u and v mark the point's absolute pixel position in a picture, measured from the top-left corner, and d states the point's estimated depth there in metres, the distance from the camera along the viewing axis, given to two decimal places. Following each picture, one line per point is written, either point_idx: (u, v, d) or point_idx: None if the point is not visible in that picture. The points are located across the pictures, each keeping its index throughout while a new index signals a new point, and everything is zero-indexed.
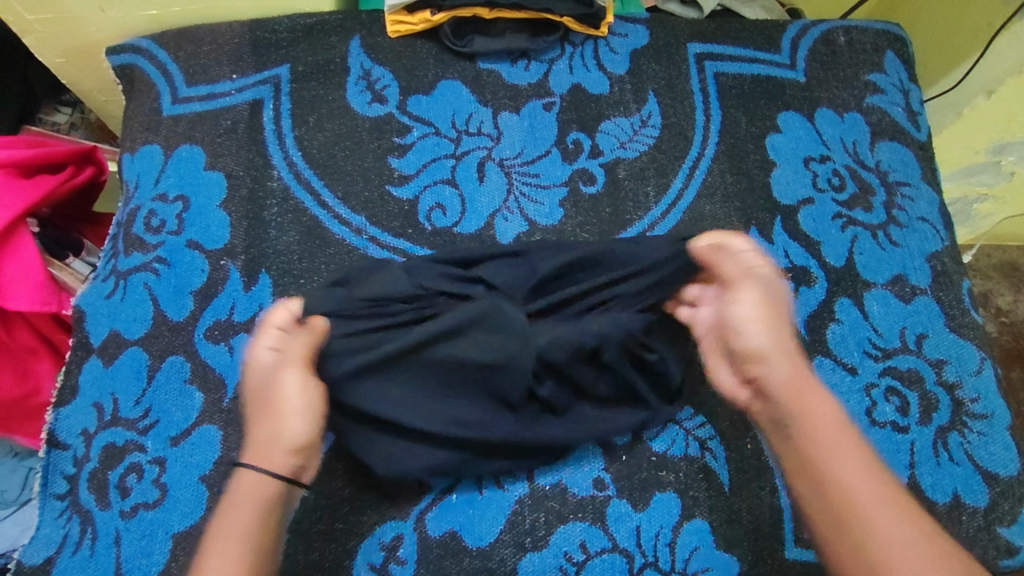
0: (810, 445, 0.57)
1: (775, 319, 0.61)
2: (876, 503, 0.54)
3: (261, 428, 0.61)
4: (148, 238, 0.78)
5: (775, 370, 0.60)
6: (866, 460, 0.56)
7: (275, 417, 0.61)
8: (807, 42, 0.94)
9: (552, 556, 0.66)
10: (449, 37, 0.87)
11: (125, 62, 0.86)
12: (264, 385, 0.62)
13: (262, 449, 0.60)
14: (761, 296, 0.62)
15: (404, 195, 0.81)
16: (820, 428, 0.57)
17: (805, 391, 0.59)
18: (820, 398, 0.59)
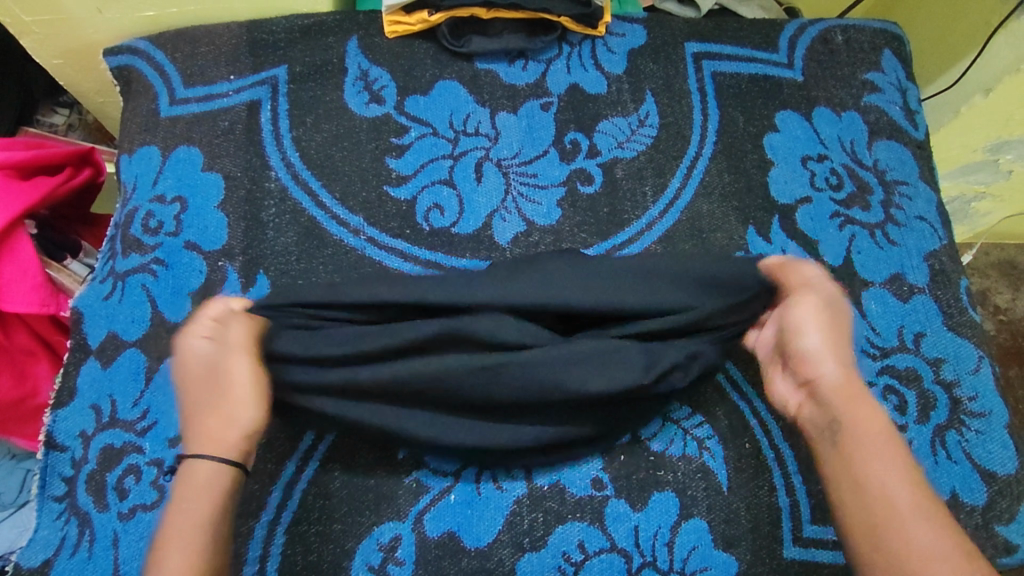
0: (853, 444, 0.59)
1: (833, 330, 0.63)
2: (912, 503, 0.55)
3: (210, 417, 0.60)
4: (145, 239, 0.77)
5: (830, 375, 0.62)
6: (908, 465, 0.57)
7: (217, 403, 0.61)
8: (804, 41, 0.94)
9: (550, 556, 0.66)
10: (447, 37, 0.87)
11: (122, 63, 0.86)
12: (199, 375, 0.62)
13: (212, 438, 0.60)
14: (823, 306, 0.64)
15: (402, 195, 0.81)
16: (865, 431, 0.59)
17: (857, 397, 0.61)
18: (871, 405, 0.61)
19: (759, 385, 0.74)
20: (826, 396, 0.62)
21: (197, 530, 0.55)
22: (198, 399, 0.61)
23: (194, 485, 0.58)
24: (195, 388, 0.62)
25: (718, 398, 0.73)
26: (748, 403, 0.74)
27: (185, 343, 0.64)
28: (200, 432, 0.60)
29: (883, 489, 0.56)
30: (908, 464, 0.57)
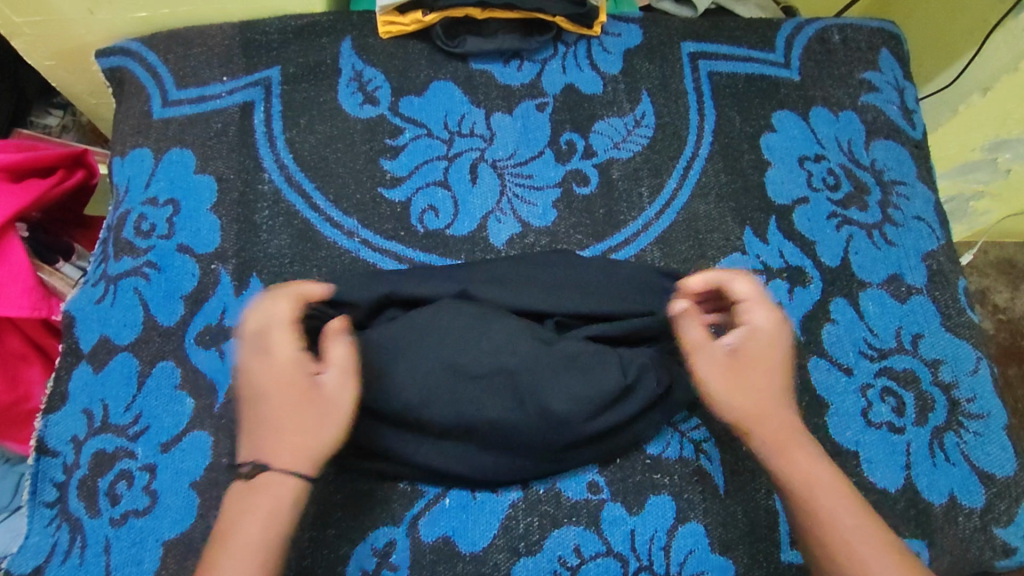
0: (797, 491, 0.59)
1: (746, 378, 0.62)
2: (868, 541, 0.55)
3: (296, 425, 0.57)
4: (138, 243, 0.77)
5: (760, 421, 0.61)
6: (850, 501, 0.58)
7: (311, 417, 0.57)
8: (801, 41, 0.93)
9: (546, 560, 0.65)
10: (441, 38, 0.86)
11: (115, 64, 0.85)
12: (294, 380, 0.58)
13: (291, 449, 0.56)
14: (727, 358, 0.62)
15: (396, 197, 0.81)
16: (805, 474, 0.59)
17: (788, 438, 0.61)
18: (801, 444, 0.61)
19: None
20: (758, 446, 0.61)
21: (269, 552, 0.54)
22: (288, 406, 0.57)
23: (272, 501, 0.55)
24: (288, 392, 0.57)
25: None
26: None
27: (275, 342, 0.59)
28: (285, 442, 0.56)
29: (839, 532, 0.56)
30: (849, 498, 0.58)
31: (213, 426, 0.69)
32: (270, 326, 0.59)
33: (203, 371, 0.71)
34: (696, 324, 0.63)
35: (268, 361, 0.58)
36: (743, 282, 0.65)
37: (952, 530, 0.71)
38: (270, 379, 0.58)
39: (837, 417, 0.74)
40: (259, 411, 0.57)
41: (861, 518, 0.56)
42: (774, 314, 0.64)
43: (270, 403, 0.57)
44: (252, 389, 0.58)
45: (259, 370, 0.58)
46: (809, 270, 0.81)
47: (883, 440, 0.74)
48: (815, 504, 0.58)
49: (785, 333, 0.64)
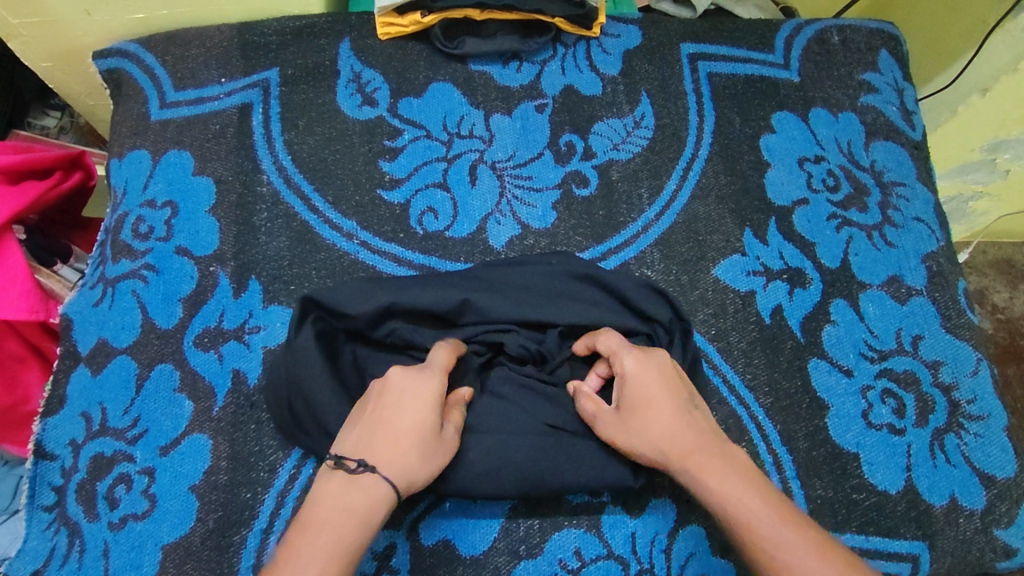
0: (724, 516, 0.54)
1: (640, 424, 0.60)
2: (801, 556, 0.50)
3: (406, 444, 0.56)
4: (136, 245, 0.77)
5: (670, 449, 0.58)
6: (777, 514, 0.53)
7: (432, 448, 0.57)
8: (801, 42, 0.93)
9: (546, 563, 0.65)
10: (440, 39, 0.86)
11: (112, 66, 0.85)
12: (430, 406, 0.58)
13: (394, 461, 0.55)
14: (617, 417, 0.62)
15: (395, 199, 0.80)
16: (725, 496, 0.54)
17: (701, 458, 0.57)
18: (716, 459, 0.57)
19: (756, 391, 0.74)
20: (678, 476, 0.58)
21: (351, 556, 0.49)
22: (415, 423, 0.57)
23: (370, 504, 0.52)
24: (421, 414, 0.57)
25: (715, 403, 0.73)
26: (744, 407, 0.74)
27: (429, 371, 0.60)
28: (396, 454, 0.55)
29: (768, 552, 0.51)
30: (777, 511, 0.53)
31: (212, 429, 0.69)
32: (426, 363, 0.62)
33: (201, 374, 0.71)
34: (588, 395, 0.65)
35: (415, 381, 0.59)
36: (604, 341, 0.66)
37: (953, 532, 0.71)
38: (409, 397, 0.58)
39: (838, 419, 0.74)
40: (384, 416, 0.57)
41: (792, 532, 0.51)
42: (638, 359, 0.63)
43: (403, 415, 0.57)
44: (388, 397, 0.58)
45: (403, 385, 0.58)
46: (809, 272, 0.81)
47: (883, 442, 0.74)
48: (741, 527, 0.53)
49: (656, 368, 0.62)
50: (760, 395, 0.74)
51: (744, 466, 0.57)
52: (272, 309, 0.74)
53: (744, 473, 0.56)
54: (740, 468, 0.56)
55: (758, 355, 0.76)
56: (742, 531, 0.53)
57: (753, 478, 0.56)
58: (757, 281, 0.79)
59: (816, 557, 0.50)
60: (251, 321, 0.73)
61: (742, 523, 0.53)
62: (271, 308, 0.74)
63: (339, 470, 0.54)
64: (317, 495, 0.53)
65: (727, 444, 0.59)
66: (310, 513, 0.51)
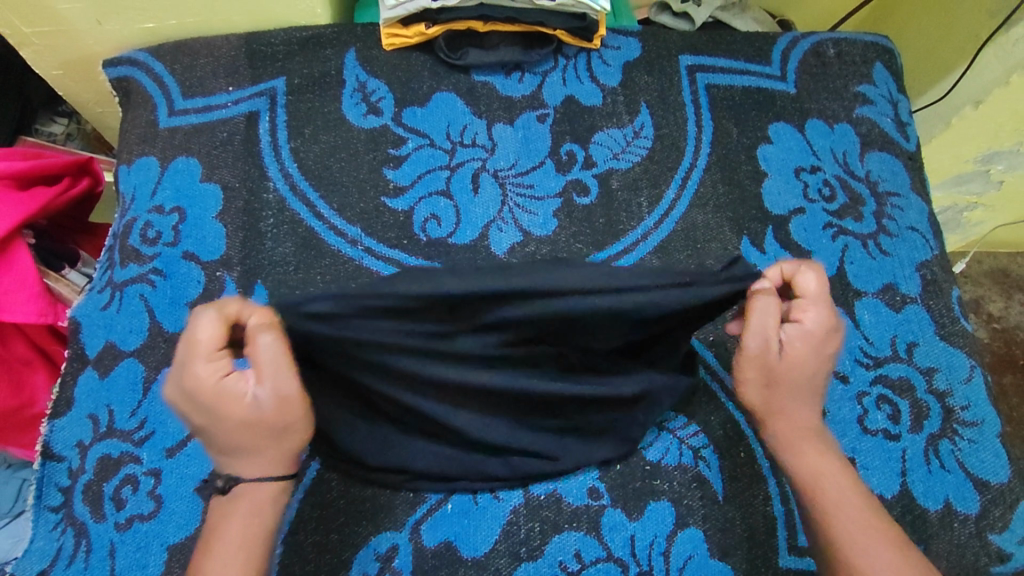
0: (810, 487, 0.60)
1: (784, 379, 0.61)
2: (871, 526, 0.58)
3: (249, 443, 0.55)
4: (143, 250, 0.78)
5: (786, 415, 0.62)
6: (862, 501, 0.59)
7: (265, 428, 0.54)
8: (797, 54, 0.95)
9: (547, 565, 0.66)
10: (444, 50, 0.88)
11: (122, 74, 0.86)
12: (224, 410, 0.53)
13: (250, 457, 0.55)
14: (777, 356, 0.61)
15: (399, 206, 0.82)
16: (817, 466, 0.61)
17: (805, 431, 0.62)
18: (816, 437, 0.62)
19: None
20: (775, 434, 0.63)
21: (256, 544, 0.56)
22: (228, 432, 0.54)
23: (254, 502, 0.56)
24: (225, 413, 0.53)
25: (713, 408, 0.74)
26: (742, 412, 0.75)
27: (196, 366, 0.52)
28: (246, 459, 0.55)
29: (845, 528, 0.58)
30: (862, 498, 0.59)
31: None
32: (184, 353, 0.53)
33: None
34: (770, 317, 0.59)
35: (186, 395, 0.53)
36: (808, 280, 0.61)
37: (947, 536, 0.72)
38: (202, 413, 0.54)
39: (835, 425, 0.75)
40: (206, 436, 0.55)
41: (874, 518, 0.58)
42: (829, 316, 0.61)
43: (211, 432, 0.54)
44: (194, 422, 0.55)
45: (189, 405, 0.54)
46: None
47: (878, 447, 0.75)
48: (824, 492, 0.60)
49: (833, 342, 0.61)
50: None
51: (838, 453, 0.63)
52: None
53: (835, 454, 0.62)
54: (833, 453, 0.62)
55: None
56: (824, 505, 0.59)
57: (844, 465, 0.62)
58: None
59: (892, 542, 0.57)
60: None
61: (828, 499, 0.59)
62: None
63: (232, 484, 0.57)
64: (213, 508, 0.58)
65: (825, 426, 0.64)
66: (211, 523, 0.57)
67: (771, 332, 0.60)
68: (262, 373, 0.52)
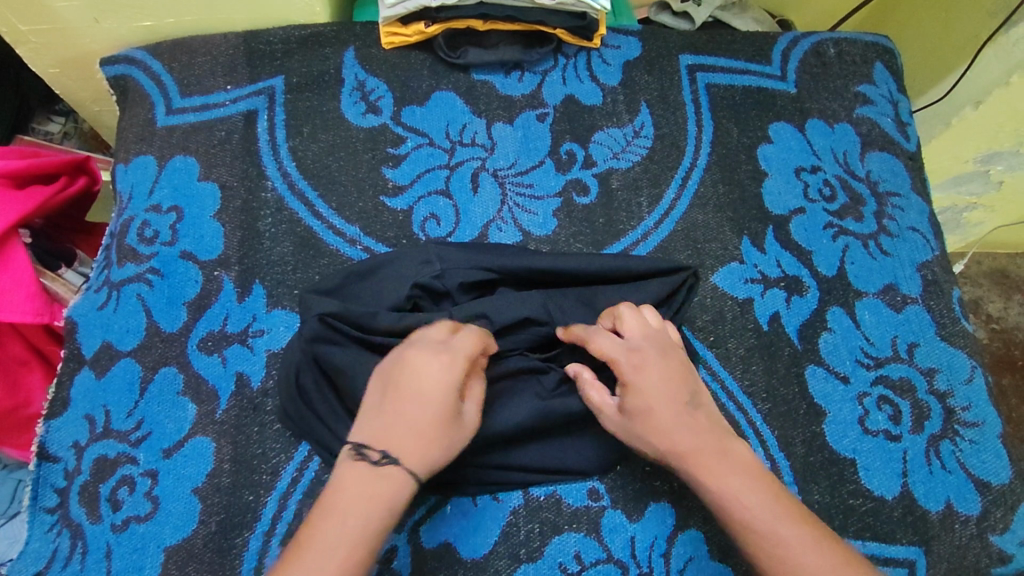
0: (722, 510, 0.56)
1: (640, 428, 0.60)
2: (799, 551, 0.53)
3: (423, 435, 0.55)
4: (141, 249, 0.77)
5: (673, 444, 0.58)
6: (774, 510, 0.55)
7: (451, 436, 0.56)
8: (797, 54, 0.95)
9: (546, 567, 0.66)
10: (443, 49, 0.87)
11: (119, 73, 0.86)
12: (450, 394, 0.56)
13: (413, 449, 0.54)
14: (620, 418, 0.62)
15: (399, 206, 0.81)
16: (723, 490, 0.56)
17: (703, 456, 0.58)
18: (718, 459, 0.58)
19: (755, 397, 0.75)
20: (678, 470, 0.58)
21: (372, 540, 0.51)
22: (433, 415, 0.55)
23: (393, 495, 0.53)
24: (440, 402, 0.56)
25: None
26: (742, 413, 0.74)
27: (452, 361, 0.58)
28: (416, 449, 0.54)
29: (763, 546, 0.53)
30: (776, 508, 0.55)
31: (215, 432, 0.69)
32: (443, 349, 0.58)
33: (205, 377, 0.72)
34: (592, 386, 0.64)
35: (435, 369, 0.57)
36: (602, 339, 0.63)
37: (948, 537, 0.72)
38: (425, 386, 0.56)
39: (835, 425, 0.75)
40: (402, 407, 0.55)
41: (788, 527, 0.54)
42: (634, 359, 0.62)
43: (424, 408, 0.55)
44: (406, 389, 0.56)
45: (422, 372, 0.57)
46: (806, 280, 0.82)
47: (880, 448, 0.74)
48: (739, 522, 0.55)
49: (655, 372, 0.61)
50: (759, 401, 0.75)
51: (746, 464, 0.58)
52: (275, 313, 0.75)
53: (745, 470, 0.57)
54: (739, 462, 0.58)
55: (756, 361, 0.77)
56: (741, 528, 0.55)
57: (753, 474, 0.57)
58: (755, 289, 0.80)
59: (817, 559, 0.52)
60: (255, 325, 0.74)
61: (739, 518, 0.55)
62: (275, 312, 0.75)
63: (362, 462, 0.53)
64: (341, 479, 0.53)
65: (728, 441, 0.60)
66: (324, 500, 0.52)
67: (597, 398, 0.64)
68: (473, 398, 0.60)
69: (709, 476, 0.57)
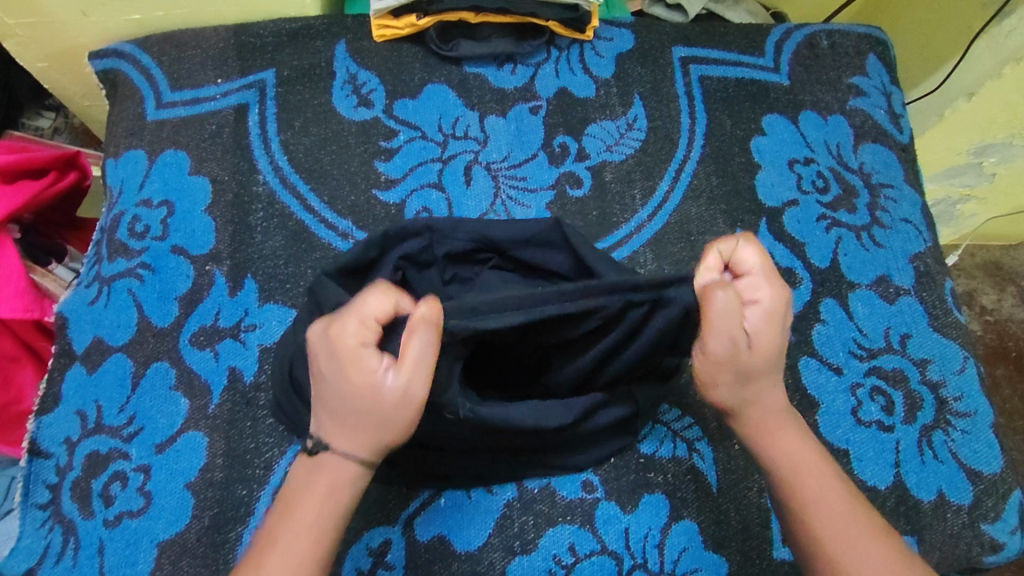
0: (788, 474, 0.58)
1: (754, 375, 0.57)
2: (856, 526, 0.55)
3: (350, 418, 0.53)
4: (132, 244, 0.77)
5: (759, 406, 0.59)
6: (841, 489, 0.57)
7: (378, 411, 0.52)
8: (790, 46, 0.95)
9: (540, 559, 0.66)
10: (435, 42, 0.87)
11: (108, 67, 0.85)
12: (354, 368, 0.52)
13: (344, 431, 0.53)
14: (744, 351, 0.56)
15: (391, 199, 0.81)
16: (794, 456, 0.58)
17: (780, 422, 0.59)
18: (789, 427, 0.60)
19: None
20: (750, 428, 0.59)
21: (329, 530, 0.53)
22: (348, 396, 0.52)
23: (334, 481, 0.53)
24: (352, 378, 0.52)
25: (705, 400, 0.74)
26: None
27: (346, 331, 0.52)
28: (346, 431, 0.53)
29: (824, 521, 0.55)
30: (839, 485, 0.57)
31: (207, 427, 0.69)
32: (337, 318, 0.53)
33: (197, 372, 0.71)
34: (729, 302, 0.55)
35: (329, 345, 0.52)
36: (750, 264, 0.57)
37: (940, 526, 0.72)
38: (330, 365, 0.53)
39: (827, 416, 0.75)
40: (323, 391, 0.54)
41: (851, 506, 0.56)
42: (777, 291, 0.57)
43: (336, 391, 0.53)
44: (319, 374, 0.54)
45: (323, 353, 0.53)
46: (799, 271, 0.82)
47: (873, 438, 0.75)
48: (804, 488, 0.57)
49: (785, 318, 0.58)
50: None
51: (809, 437, 0.61)
52: (267, 308, 0.74)
53: (811, 443, 0.60)
54: (808, 438, 0.60)
55: None
56: (804, 495, 0.57)
57: (816, 451, 0.60)
58: None
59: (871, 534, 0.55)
60: (246, 319, 0.74)
61: (811, 488, 0.57)
62: (266, 307, 0.75)
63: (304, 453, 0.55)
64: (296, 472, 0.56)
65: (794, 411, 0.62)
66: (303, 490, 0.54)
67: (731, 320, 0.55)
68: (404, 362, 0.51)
69: (779, 440, 0.59)
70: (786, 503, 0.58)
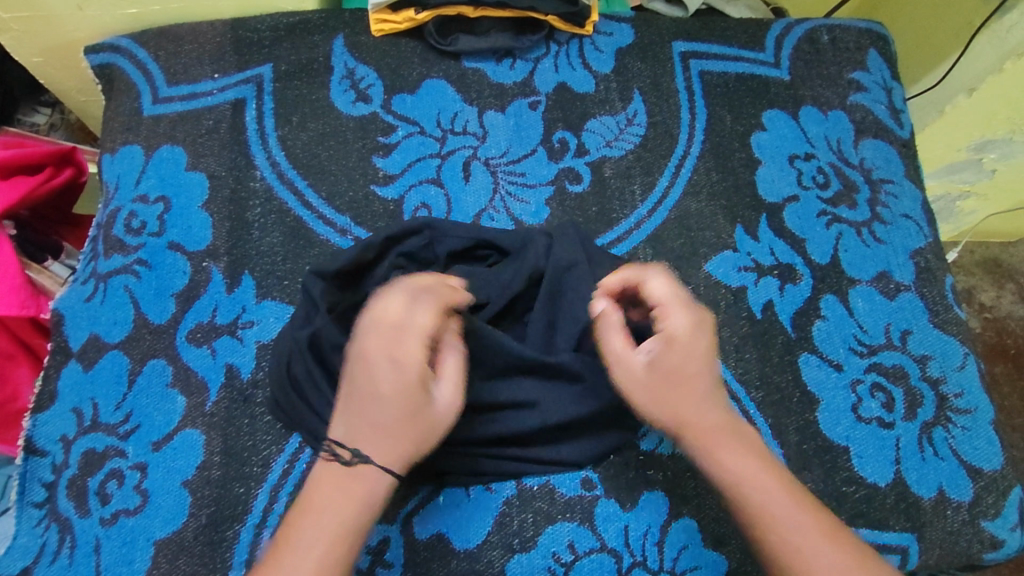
0: (735, 490, 0.55)
1: (673, 389, 0.57)
2: (811, 537, 0.53)
3: (398, 431, 0.53)
4: (128, 240, 0.76)
5: (697, 420, 0.56)
6: (792, 498, 0.55)
7: (427, 425, 0.54)
8: (791, 41, 0.94)
9: (540, 557, 0.65)
10: (434, 36, 0.86)
11: (104, 61, 0.85)
12: (416, 384, 0.53)
13: (387, 446, 0.53)
14: (648, 373, 0.57)
15: (389, 195, 0.81)
16: (740, 469, 0.55)
17: (720, 435, 0.56)
18: (732, 439, 0.57)
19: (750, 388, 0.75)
20: (689, 448, 0.57)
21: (352, 539, 0.51)
22: (400, 411, 0.53)
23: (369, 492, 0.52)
24: (407, 393, 0.53)
25: None
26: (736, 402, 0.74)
27: (409, 346, 0.53)
28: (388, 443, 0.52)
29: (777, 537, 0.53)
30: (790, 494, 0.55)
31: (204, 424, 0.69)
32: (396, 330, 0.53)
33: (194, 369, 0.71)
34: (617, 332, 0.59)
35: (390, 360, 0.52)
36: (659, 288, 0.59)
37: (940, 523, 0.72)
38: (387, 379, 0.52)
39: (828, 413, 0.75)
40: (368, 403, 0.52)
41: (804, 513, 0.54)
42: (688, 312, 0.58)
43: (387, 404, 0.52)
44: (363, 385, 0.53)
45: (377, 366, 0.52)
46: (800, 267, 0.81)
47: (873, 435, 0.74)
48: (753, 502, 0.54)
49: (707, 336, 0.58)
50: (753, 389, 0.75)
51: (756, 443, 0.58)
52: (264, 304, 0.74)
53: (758, 452, 0.57)
54: (754, 447, 0.57)
55: (749, 350, 0.76)
56: (755, 509, 0.54)
57: (765, 457, 0.57)
58: (748, 277, 0.80)
59: (828, 542, 0.53)
60: (244, 316, 0.73)
61: (758, 503, 0.54)
62: (264, 304, 0.74)
63: (336, 463, 0.53)
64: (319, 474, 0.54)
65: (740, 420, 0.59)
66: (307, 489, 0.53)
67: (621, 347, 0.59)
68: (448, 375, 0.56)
69: (721, 455, 0.56)
70: (742, 523, 0.55)
